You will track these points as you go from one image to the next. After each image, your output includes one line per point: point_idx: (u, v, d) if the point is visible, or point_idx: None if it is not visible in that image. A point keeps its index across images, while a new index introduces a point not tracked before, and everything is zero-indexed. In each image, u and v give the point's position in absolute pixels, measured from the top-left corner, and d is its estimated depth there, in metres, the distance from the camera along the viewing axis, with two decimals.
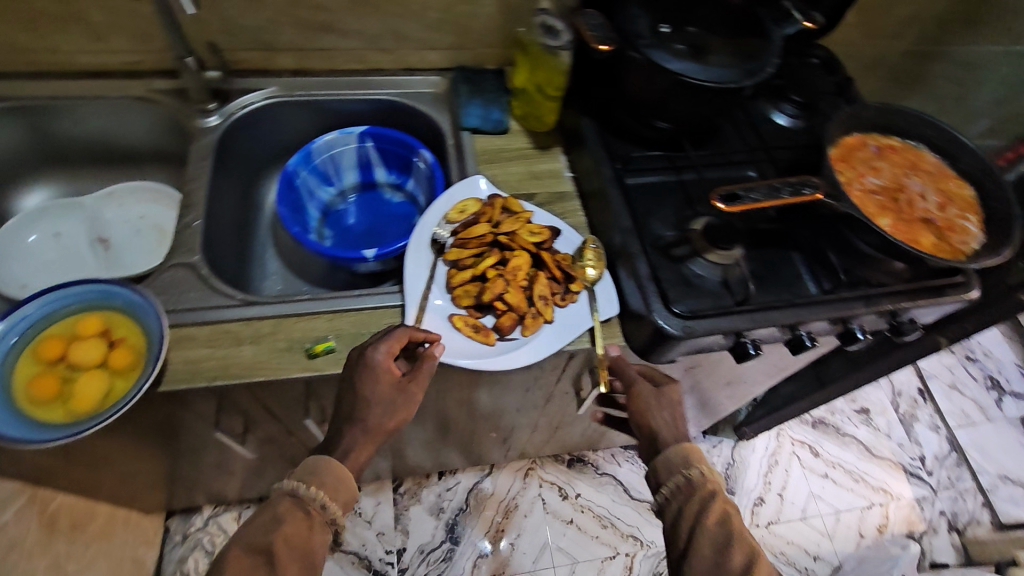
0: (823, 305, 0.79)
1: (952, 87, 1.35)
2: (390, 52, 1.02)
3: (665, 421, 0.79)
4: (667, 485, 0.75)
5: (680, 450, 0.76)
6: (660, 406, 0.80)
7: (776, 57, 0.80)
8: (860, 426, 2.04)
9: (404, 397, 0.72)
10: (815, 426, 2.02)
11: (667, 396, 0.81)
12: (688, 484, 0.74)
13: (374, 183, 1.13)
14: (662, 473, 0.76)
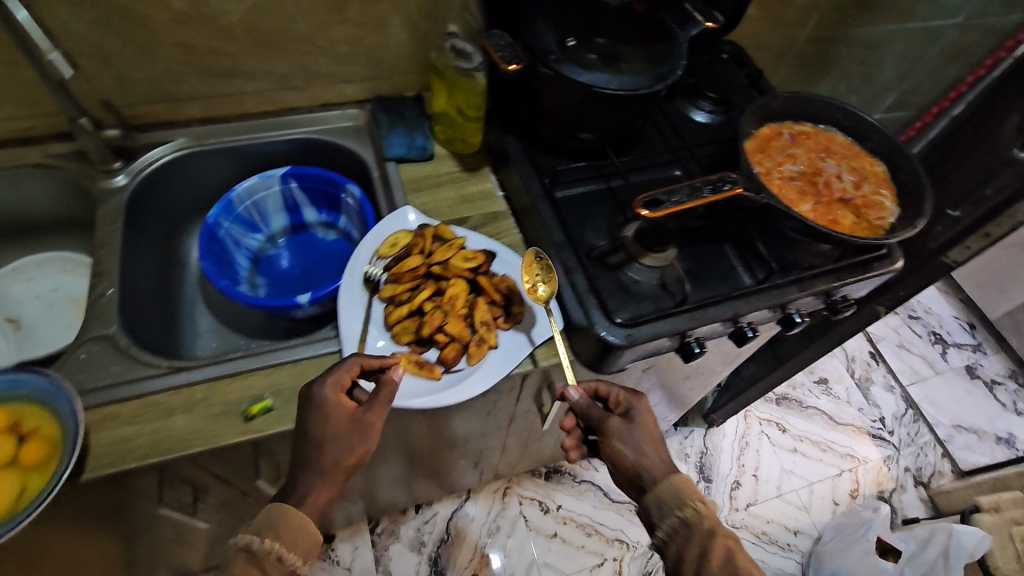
0: (760, 295, 0.81)
1: (858, 65, 1.41)
2: (302, 90, 0.99)
3: (640, 452, 0.75)
4: (661, 530, 0.71)
5: (667, 488, 0.72)
6: (631, 437, 0.76)
7: (684, 57, 0.80)
8: (821, 397, 2.10)
9: (359, 432, 0.67)
10: (779, 403, 2.07)
11: (637, 421, 0.77)
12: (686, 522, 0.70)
13: (305, 224, 1.11)
14: (654, 519, 0.72)
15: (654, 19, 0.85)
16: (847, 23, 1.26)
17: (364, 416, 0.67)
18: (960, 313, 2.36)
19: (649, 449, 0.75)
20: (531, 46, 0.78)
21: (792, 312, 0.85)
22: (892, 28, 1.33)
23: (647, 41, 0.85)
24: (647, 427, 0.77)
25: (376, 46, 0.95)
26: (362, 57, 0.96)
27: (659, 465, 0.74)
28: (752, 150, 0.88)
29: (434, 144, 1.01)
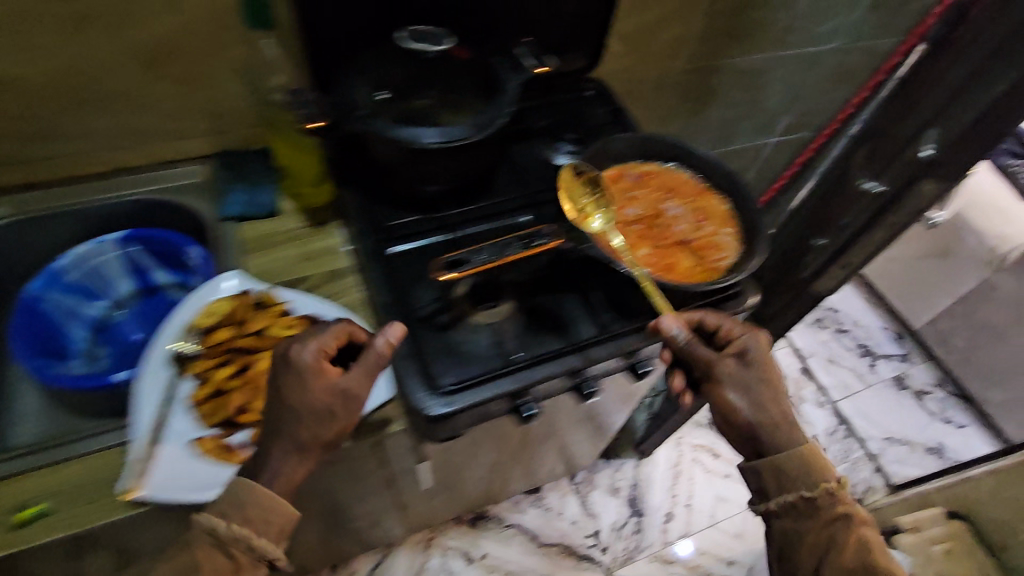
0: (601, 345, 0.78)
1: (742, 94, 1.41)
2: (133, 149, 0.93)
3: (755, 406, 0.75)
4: (774, 504, 0.75)
5: (789, 459, 0.74)
6: (743, 387, 0.75)
7: (508, 105, 0.79)
8: None
9: (344, 404, 0.64)
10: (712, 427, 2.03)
11: (753, 368, 0.76)
12: (799, 501, 0.74)
13: (156, 286, 1.04)
14: (771, 488, 0.75)
15: (483, 68, 0.83)
16: (719, 54, 1.26)
17: (346, 387, 0.65)
18: (888, 323, 2.36)
19: (764, 401, 0.75)
20: (343, 103, 0.76)
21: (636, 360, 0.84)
22: (767, 57, 1.33)
23: (470, 89, 0.83)
24: (763, 370, 0.76)
25: (209, 102, 0.90)
26: (196, 114, 0.91)
27: (774, 422, 0.75)
28: (592, 195, 0.85)
29: (281, 199, 0.96)
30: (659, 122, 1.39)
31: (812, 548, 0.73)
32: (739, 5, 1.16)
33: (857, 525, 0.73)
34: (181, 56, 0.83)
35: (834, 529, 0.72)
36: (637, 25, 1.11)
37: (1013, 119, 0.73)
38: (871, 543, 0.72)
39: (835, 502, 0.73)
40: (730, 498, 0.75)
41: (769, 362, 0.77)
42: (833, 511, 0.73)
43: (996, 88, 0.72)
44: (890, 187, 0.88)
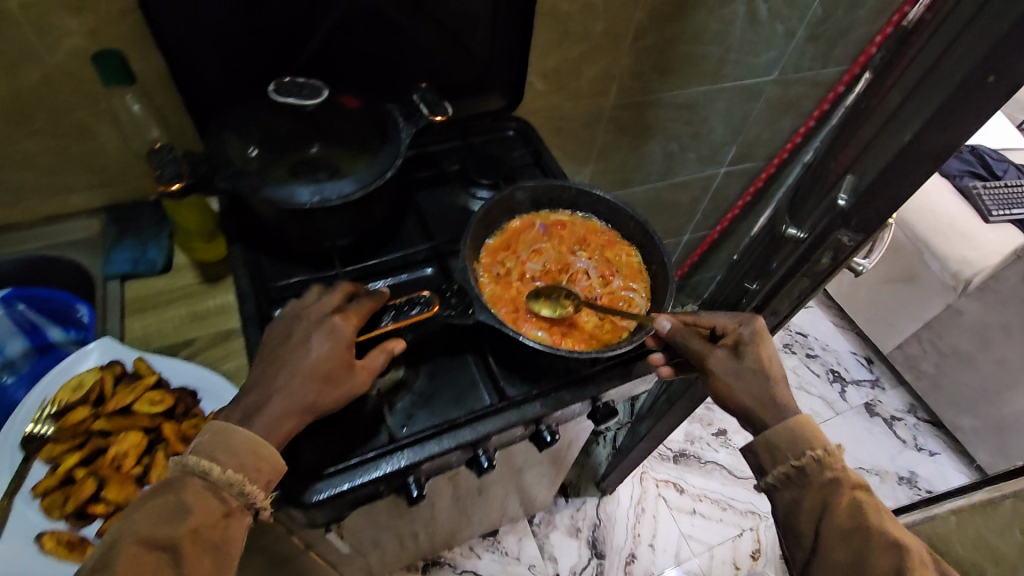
0: (495, 416, 0.73)
1: (682, 126, 1.38)
2: (15, 205, 0.88)
3: (749, 390, 0.73)
4: (772, 476, 0.71)
5: (780, 430, 0.70)
6: (738, 375, 0.74)
7: (395, 160, 0.75)
8: (720, 450, 2.01)
9: (344, 385, 0.63)
10: (677, 460, 1.96)
11: (745, 357, 0.75)
12: (791, 472, 0.69)
13: (52, 343, 0.98)
14: (765, 463, 0.72)
15: (373, 114, 0.79)
16: (652, 89, 1.23)
17: (356, 370, 0.64)
18: (856, 348, 2.31)
19: (753, 383, 0.74)
20: (206, 156, 0.70)
21: (543, 429, 0.77)
22: (703, 90, 1.30)
23: (358, 138, 0.77)
24: (756, 354, 0.76)
25: (89, 152, 0.86)
26: (77, 164, 0.86)
27: (778, 401, 0.73)
28: (494, 248, 0.81)
29: (174, 252, 0.91)
30: (598, 157, 1.35)
31: (809, 517, 0.68)
32: (666, 40, 1.13)
33: (850, 487, 0.68)
34: (51, 107, 0.79)
35: (825, 492, 0.67)
36: (557, 62, 1.07)
37: (922, 170, 0.69)
38: (865, 503, 0.67)
39: (825, 468, 0.68)
40: (765, 463, 0.72)
41: (765, 348, 0.76)
42: (825, 476, 0.68)
43: (904, 136, 0.68)
44: (808, 236, 0.84)
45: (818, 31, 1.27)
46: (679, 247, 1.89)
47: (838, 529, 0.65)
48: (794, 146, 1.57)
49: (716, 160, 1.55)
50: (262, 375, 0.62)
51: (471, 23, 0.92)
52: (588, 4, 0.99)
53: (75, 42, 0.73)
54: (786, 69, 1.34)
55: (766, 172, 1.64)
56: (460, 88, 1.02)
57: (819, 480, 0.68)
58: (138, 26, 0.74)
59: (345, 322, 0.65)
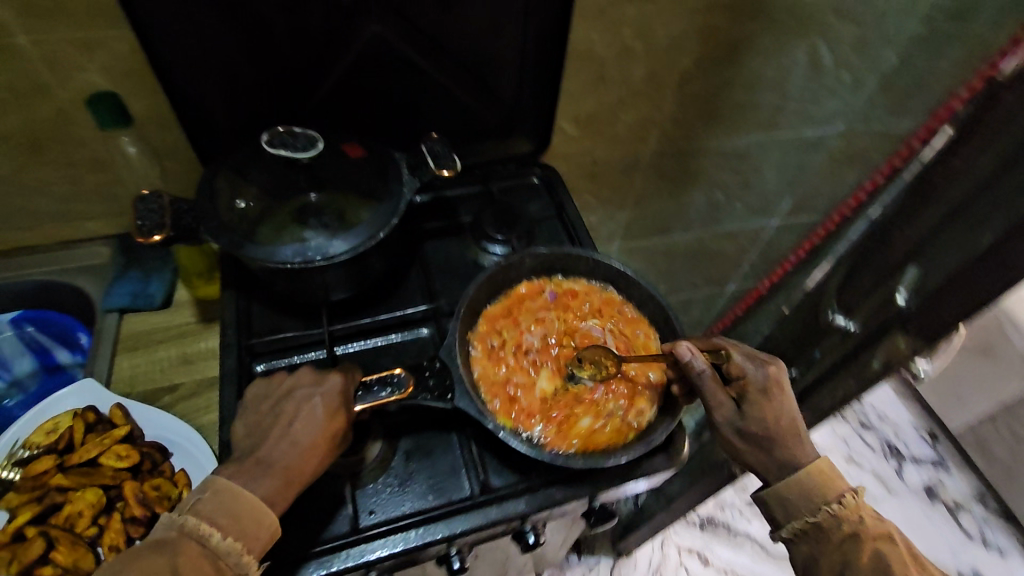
0: (475, 513, 0.66)
1: (730, 174, 1.27)
2: (30, 230, 0.86)
3: (755, 446, 0.67)
4: (785, 530, 0.67)
5: (792, 483, 0.66)
6: (743, 431, 0.67)
7: (392, 219, 0.70)
8: (753, 520, 1.80)
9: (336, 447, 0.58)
10: (702, 527, 1.78)
11: (755, 410, 0.66)
12: (807, 527, 0.65)
13: (60, 365, 0.95)
14: (778, 517, 0.68)
15: (381, 163, 0.74)
16: (696, 137, 1.13)
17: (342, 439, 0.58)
18: (920, 420, 2.05)
19: (758, 442, 0.67)
20: (193, 208, 0.66)
21: (528, 529, 0.70)
22: (755, 138, 1.18)
23: (357, 184, 0.72)
24: (767, 407, 0.66)
25: (103, 183, 0.83)
26: (90, 196, 0.84)
27: (786, 459, 0.67)
28: (494, 315, 0.76)
29: (176, 288, 0.88)
30: (635, 203, 1.25)
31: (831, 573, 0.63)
32: (715, 88, 1.03)
33: (871, 537, 0.62)
34: (63, 140, 0.76)
35: (845, 548, 0.63)
36: (593, 108, 0.98)
37: (1000, 282, 0.58)
38: (889, 551, 0.61)
39: (843, 521, 0.64)
40: (778, 514, 0.68)
41: (778, 398, 0.67)
42: (844, 530, 0.63)
43: (984, 239, 0.59)
44: (862, 328, 0.74)
45: (893, 81, 1.14)
46: (723, 297, 1.75)
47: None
48: (860, 201, 1.37)
49: (769, 212, 1.42)
50: (260, 435, 0.58)
51: (497, 66, 0.86)
52: (628, 48, 0.90)
53: (87, 79, 0.70)
54: (852, 120, 1.21)
55: (825, 229, 1.46)
56: (483, 131, 0.95)
57: (840, 534, 0.64)
58: (148, 66, 0.71)
59: (347, 380, 0.60)
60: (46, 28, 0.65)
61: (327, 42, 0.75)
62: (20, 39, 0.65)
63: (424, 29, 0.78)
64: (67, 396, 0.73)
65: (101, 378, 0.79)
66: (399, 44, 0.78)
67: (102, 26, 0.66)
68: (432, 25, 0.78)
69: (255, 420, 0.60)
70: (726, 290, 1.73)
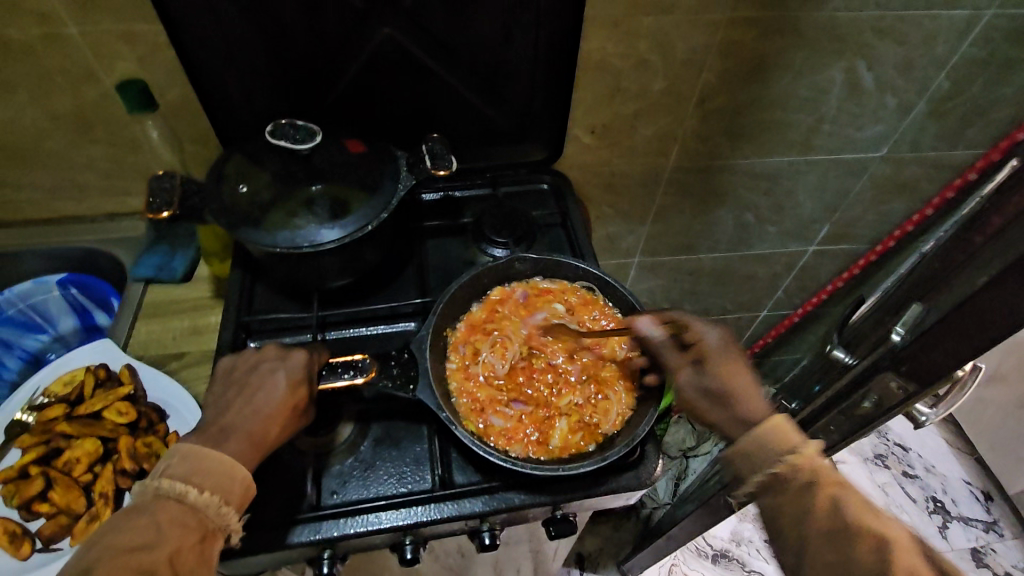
0: (431, 505, 0.67)
1: (761, 197, 1.20)
2: (80, 202, 0.95)
3: (715, 404, 0.67)
4: (749, 486, 0.62)
5: (751, 437, 0.62)
6: (704, 389, 0.68)
7: (381, 212, 0.73)
8: (771, 561, 1.55)
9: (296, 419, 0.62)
10: (716, 560, 1.54)
11: (710, 366, 0.69)
12: (768, 481, 0.61)
13: (98, 327, 1.04)
14: (743, 474, 0.62)
15: (379, 158, 0.77)
16: (721, 154, 1.08)
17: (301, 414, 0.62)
18: (972, 477, 1.79)
19: (719, 399, 0.67)
20: (201, 190, 0.71)
21: (485, 529, 0.70)
22: (788, 160, 1.13)
23: (353, 176, 0.75)
24: (723, 365, 0.69)
25: (138, 164, 0.90)
26: (128, 174, 0.92)
27: (748, 416, 0.65)
28: (470, 325, 0.79)
29: (197, 264, 0.95)
30: (656, 219, 1.21)
31: (792, 524, 0.59)
32: (742, 105, 1.00)
33: (826, 483, 0.59)
34: (105, 122, 0.84)
35: (804, 496, 0.59)
36: (608, 118, 0.97)
37: (995, 320, 0.58)
38: (846, 498, 0.59)
39: (801, 471, 0.60)
40: (741, 472, 0.62)
41: (735, 357, 0.69)
42: (802, 478, 0.59)
43: (975, 279, 0.57)
44: (858, 363, 0.70)
45: (944, 108, 1.07)
46: (755, 325, 1.64)
47: (821, 534, 0.58)
48: (905, 234, 1.32)
49: (804, 237, 1.35)
50: (228, 402, 0.62)
51: (508, 74, 0.88)
52: (644, 60, 0.89)
53: (127, 68, 0.77)
54: (898, 146, 1.14)
55: (868, 258, 1.40)
56: (494, 136, 0.97)
57: (795, 485, 0.59)
58: (178, 60, 0.77)
59: (312, 359, 0.66)
60: (93, 20, 0.72)
61: (342, 43, 0.80)
62: (72, 29, 0.73)
63: (434, 33, 0.82)
64: (86, 351, 0.82)
65: (120, 340, 0.87)
66: (411, 49, 0.82)
67: (140, 20, 0.73)
68: (442, 31, 0.81)
69: (224, 385, 0.64)
70: (757, 317, 1.62)
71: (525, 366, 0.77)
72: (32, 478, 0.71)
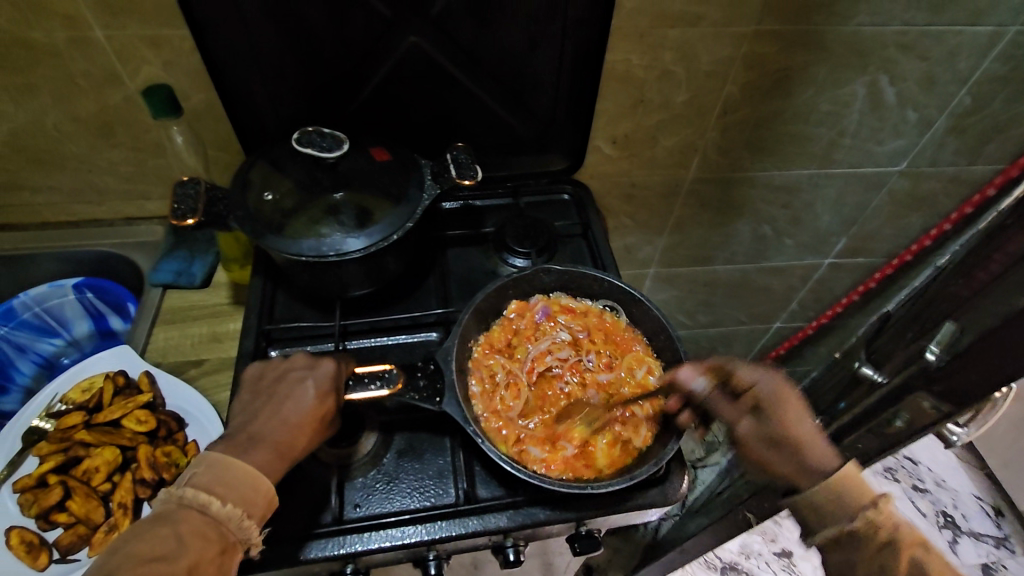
0: (455, 519, 0.66)
1: (779, 209, 1.20)
2: (99, 205, 0.94)
3: (789, 459, 0.73)
4: (818, 540, 0.73)
5: (826, 491, 0.70)
6: (767, 441, 0.73)
7: (406, 221, 0.72)
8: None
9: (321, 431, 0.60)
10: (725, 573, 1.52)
11: (772, 415, 0.72)
12: (841, 535, 0.72)
13: (112, 331, 1.03)
14: (813, 524, 0.73)
15: (403, 166, 0.77)
16: (741, 166, 1.08)
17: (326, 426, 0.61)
18: (982, 492, 1.76)
19: (788, 451, 0.72)
20: (226, 197, 0.71)
21: (509, 545, 0.69)
22: (807, 172, 1.12)
23: (378, 184, 0.74)
24: (783, 415, 0.72)
25: (160, 168, 0.90)
26: (149, 178, 0.91)
27: (813, 466, 0.72)
28: (491, 347, 0.78)
29: (215, 270, 0.95)
30: (673, 229, 1.21)
31: (867, 569, 0.74)
32: (764, 118, 0.99)
33: (909, 544, 0.71)
34: (128, 126, 0.83)
35: (882, 557, 0.72)
36: (630, 129, 0.97)
37: None
38: (924, 554, 0.73)
39: (880, 529, 0.70)
40: None
41: (790, 402, 0.73)
42: (883, 539, 0.71)
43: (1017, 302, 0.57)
44: (886, 381, 0.71)
45: (965, 123, 1.07)
46: (766, 336, 1.63)
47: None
48: (922, 248, 1.31)
49: (821, 250, 1.34)
50: (253, 412, 0.61)
51: (532, 83, 0.88)
52: (668, 72, 0.89)
53: (152, 72, 0.77)
54: (918, 161, 1.13)
55: (884, 271, 1.39)
56: (516, 145, 0.97)
57: None
58: (205, 65, 0.77)
59: (337, 369, 0.64)
60: (120, 24, 0.72)
61: (369, 50, 0.80)
62: (99, 33, 0.72)
63: (461, 42, 0.81)
64: (105, 358, 0.81)
65: (138, 347, 0.86)
66: (436, 57, 0.82)
67: (168, 25, 0.73)
68: (469, 40, 0.81)
69: (252, 391, 0.64)
70: (771, 329, 1.61)
71: (551, 384, 0.77)
72: (50, 488, 0.71)
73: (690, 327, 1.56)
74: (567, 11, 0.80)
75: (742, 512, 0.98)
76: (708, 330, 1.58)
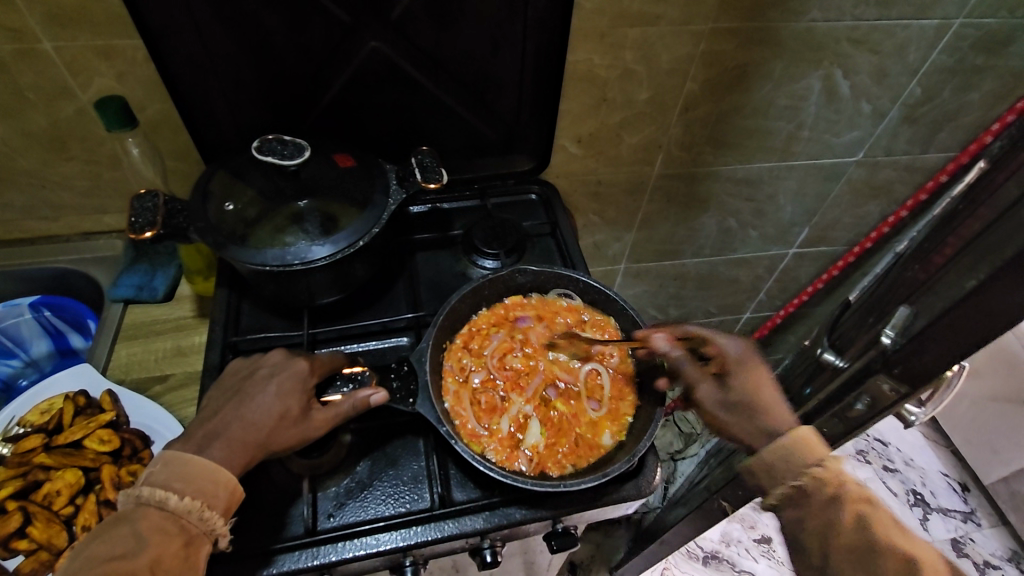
0: (432, 523, 0.66)
1: (744, 202, 1.22)
2: (53, 220, 0.91)
3: (737, 414, 0.69)
4: (773, 498, 0.65)
5: (774, 449, 0.64)
6: (725, 397, 0.70)
7: (373, 226, 0.71)
8: (760, 560, 1.54)
9: (299, 428, 0.60)
10: (707, 562, 1.53)
11: (733, 375, 0.70)
12: (792, 493, 0.64)
13: (74, 350, 0.99)
14: (764, 485, 0.66)
15: (368, 172, 0.76)
16: (704, 162, 1.10)
17: (308, 423, 0.60)
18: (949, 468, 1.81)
19: (743, 412, 0.69)
20: (186, 208, 0.69)
21: (486, 546, 0.69)
22: (769, 165, 1.15)
23: (344, 191, 0.74)
24: (744, 380, 0.70)
25: (117, 180, 0.87)
26: (106, 193, 0.89)
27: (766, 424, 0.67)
28: (472, 328, 0.80)
29: (179, 282, 0.93)
30: (641, 225, 1.22)
31: (818, 536, 0.63)
32: (723, 112, 1.01)
33: (853, 499, 0.63)
34: (81, 138, 0.81)
35: (829, 511, 0.63)
36: (595, 128, 0.98)
37: (982, 324, 0.60)
38: (873, 515, 0.63)
39: (826, 484, 0.62)
40: (764, 482, 0.65)
41: (754, 369, 0.71)
42: (827, 493, 0.62)
43: (966, 283, 0.60)
44: (848, 366, 0.73)
45: (916, 113, 1.10)
46: (737, 327, 1.66)
47: (846, 553, 0.62)
48: (880, 235, 1.36)
49: (785, 241, 1.37)
50: (220, 407, 0.60)
51: (495, 85, 0.89)
52: (629, 71, 0.90)
53: (104, 83, 0.75)
54: (874, 151, 1.17)
55: (846, 260, 1.43)
56: (481, 148, 0.98)
57: (822, 497, 0.62)
58: (159, 74, 0.75)
59: (310, 370, 0.64)
60: (69, 35, 0.70)
61: (330, 55, 0.80)
62: (46, 44, 0.70)
63: (422, 45, 0.81)
64: (63, 378, 0.79)
65: (99, 364, 0.84)
66: (398, 61, 0.82)
67: (119, 35, 0.71)
68: (430, 44, 0.81)
69: (220, 392, 0.62)
70: (741, 319, 1.64)
71: (539, 373, 0.78)
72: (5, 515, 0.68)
73: (662, 321, 1.57)
74: (528, 14, 0.81)
75: (717, 500, 1.00)
76: (680, 324, 1.60)
